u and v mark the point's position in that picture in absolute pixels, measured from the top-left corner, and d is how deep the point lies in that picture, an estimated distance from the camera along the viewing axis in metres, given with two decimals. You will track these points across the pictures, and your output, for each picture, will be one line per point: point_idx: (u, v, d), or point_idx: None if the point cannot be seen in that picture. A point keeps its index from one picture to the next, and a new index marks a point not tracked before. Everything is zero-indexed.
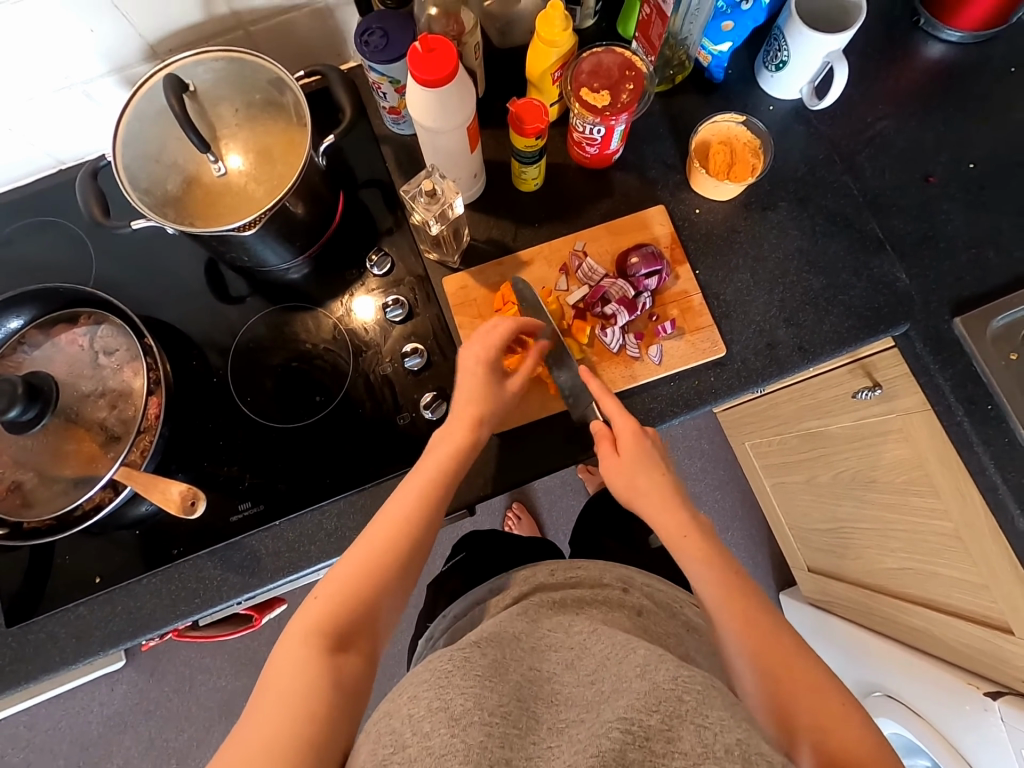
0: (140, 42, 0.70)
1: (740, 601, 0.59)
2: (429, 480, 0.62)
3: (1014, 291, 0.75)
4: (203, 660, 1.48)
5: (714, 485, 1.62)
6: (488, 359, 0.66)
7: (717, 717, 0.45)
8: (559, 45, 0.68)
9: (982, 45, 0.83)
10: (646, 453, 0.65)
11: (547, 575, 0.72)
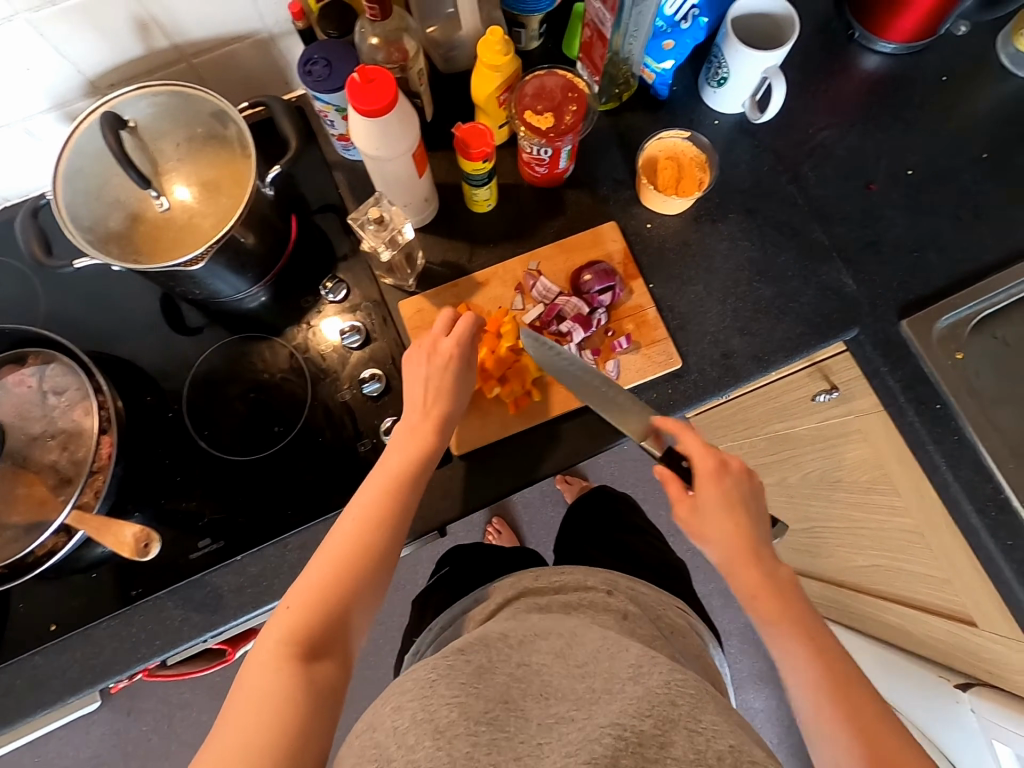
0: (80, 78, 0.69)
1: (812, 658, 0.57)
2: (393, 480, 0.61)
3: (956, 291, 0.78)
4: (181, 697, 1.44)
5: None
6: (457, 352, 0.66)
7: (709, 722, 0.47)
8: (501, 69, 0.69)
9: (914, 56, 0.85)
10: (727, 493, 0.63)
11: (532, 580, 0.73)
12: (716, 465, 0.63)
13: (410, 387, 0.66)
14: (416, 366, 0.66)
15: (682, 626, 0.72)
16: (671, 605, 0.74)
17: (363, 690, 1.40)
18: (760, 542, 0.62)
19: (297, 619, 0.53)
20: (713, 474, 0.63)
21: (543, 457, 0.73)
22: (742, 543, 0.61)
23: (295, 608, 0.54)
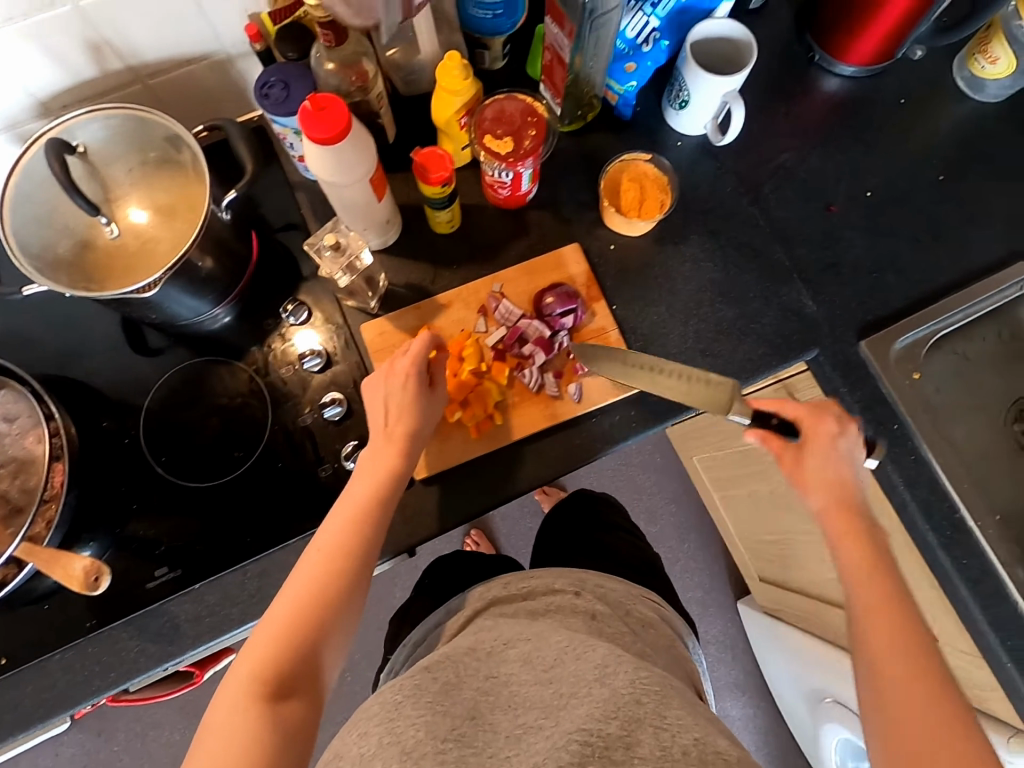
0: (32, 100, 0.68)
1: (887, 616, 0.55)
2: (359, 507, 0.60)
3: (913, 312, 0.79)
4: (152, 716, 1.42)
5: (669, 498, 1.65)
6: (418, 368, 0.65)
7: (674, 717, 0.48)
8: (461, 93, 0.68)
9: (873, 79, 0.87)
10: (834, 454, 0.63)
11: (501, 588, 0.71)
12: (835, 421, 0.64)
13: (376, 414, 0.66)
14: (380, 386, 0.66)
15: (652, 618, 0.70)
16: (638, 597, 0.73)
17: (338, 706, 1.38)
18: (856, 499, 0.62)
19: (265, 656, 0.52)
20: (827, 434, 0.63)
21: (506, 481, 0.73)
22: (835, 498, 0.61)
23: (261, 648, 0.53)
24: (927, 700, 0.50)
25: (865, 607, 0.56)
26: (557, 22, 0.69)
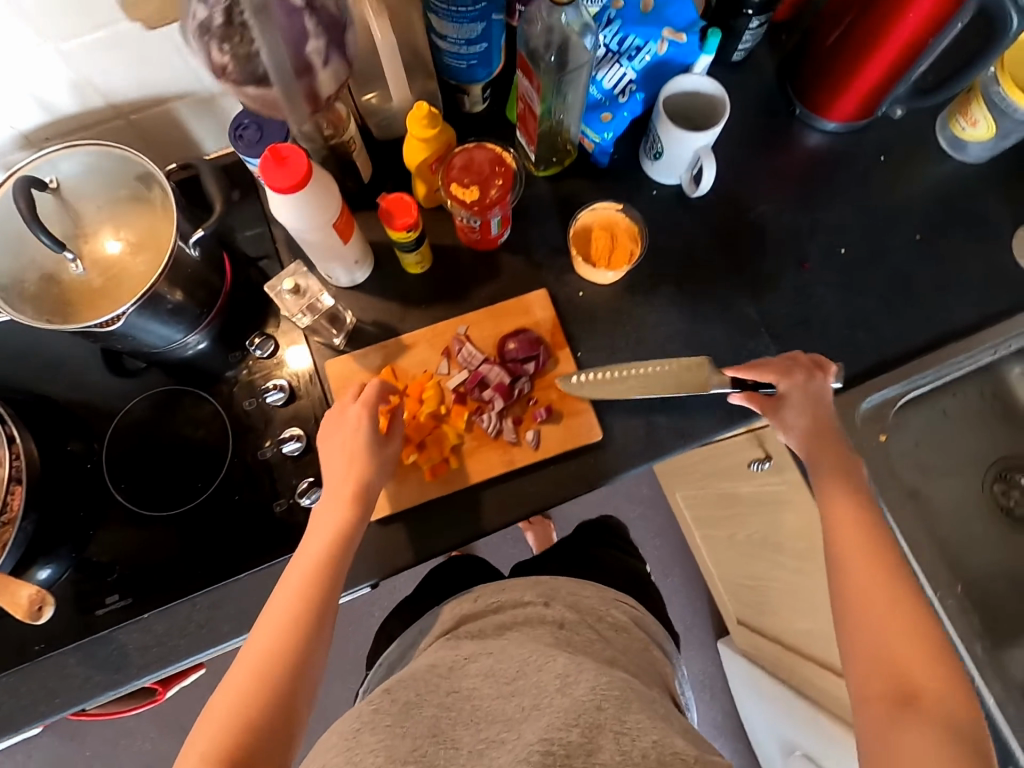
0: (14, 133, 0.70)
1: (871, 548, 0.61)
2: (318, 561, 0.61)
3: (882, 373, 0.78)
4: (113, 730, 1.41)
5: (653, 531, 1.61)
6: (371, 413, 0.66)
7: (634, 720, 0.54)
8: (429, 141, 0.70)
9: (854, 135, 0.86)
10: (816, 390, 0.70)
11: (471, 604, 0.73)
12: (806, 371, 0.71)
13: (331, 461, 0.66)
14: (332, 435, 0.67)
15: (626, 623, 0.72)
16: (614, 602, 0.75)
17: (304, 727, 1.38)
18: (831, 428, 0.69)
19: (229, 723, 0.52)
20: (801, 379, 0.70)
21: (459, 525, 0.73)
22: (817, 428, 0.69)
23: (222, 715, 0.53)
24: (906, 626, 0.57)
25: (846, 533, 0.62)
26: (527, 75, 0.70)
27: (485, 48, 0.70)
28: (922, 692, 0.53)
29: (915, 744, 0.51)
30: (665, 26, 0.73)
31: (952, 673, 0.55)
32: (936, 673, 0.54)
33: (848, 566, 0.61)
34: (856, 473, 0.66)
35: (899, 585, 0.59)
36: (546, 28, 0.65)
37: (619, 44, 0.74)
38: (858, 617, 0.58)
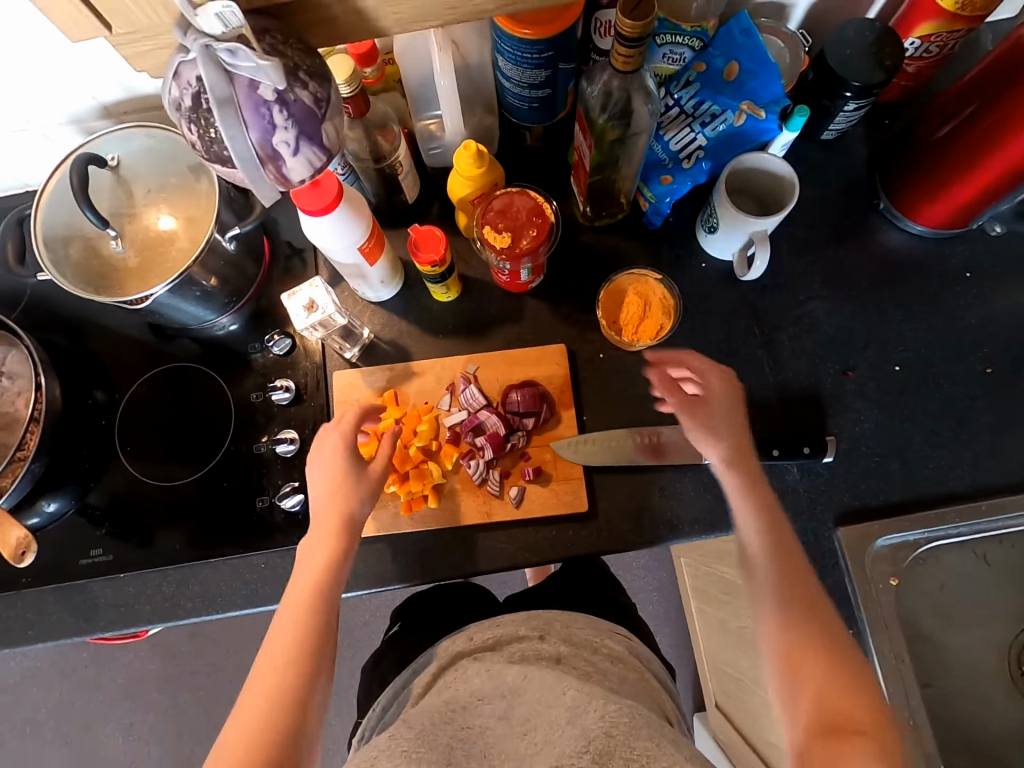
0: (95, 104, 0.74)
1: (789, 570, 0.61)
2: (302, 604, 0.60)
3: (906, 511, 0.71)
4: (97, 647, 1.48)
5: (653, 587, 1.52)
6: (348, 444, 0.67)
7: (642, 748, 0.51)
8: (472, 179, 0.69)
9: (940, 243, 0.78)
10: (733, 394, 0.69)
11: (466, 641, 0.69)
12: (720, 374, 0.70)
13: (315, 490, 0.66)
14: (316, 464, 0.67)
15: (623, 653, 0.69)
16: (608, 632, 0.71)
17: None
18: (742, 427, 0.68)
19: None
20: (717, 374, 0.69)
21: (423, 565, 0.72)
22: (732, 431, 0.67)
23: None
24: (839, 670, 0.56)
25: (768, 563, 0.62)
26: (582, 131, 0.68)
27: (548, 94, 0.69)
28: (858, 735, 0.52)
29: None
30: (745, 98, 0.68)
31: (884, 719, 0.53)
32: (874, 721, 0.53)
33: (780, 594, 0.61)
34: (767, 486, 0.65)
35: (831, 623, 0.59)
36: (605, 90, 0.63)
37: (694, 108, 0.70)
38: (798, 655, 0.57)
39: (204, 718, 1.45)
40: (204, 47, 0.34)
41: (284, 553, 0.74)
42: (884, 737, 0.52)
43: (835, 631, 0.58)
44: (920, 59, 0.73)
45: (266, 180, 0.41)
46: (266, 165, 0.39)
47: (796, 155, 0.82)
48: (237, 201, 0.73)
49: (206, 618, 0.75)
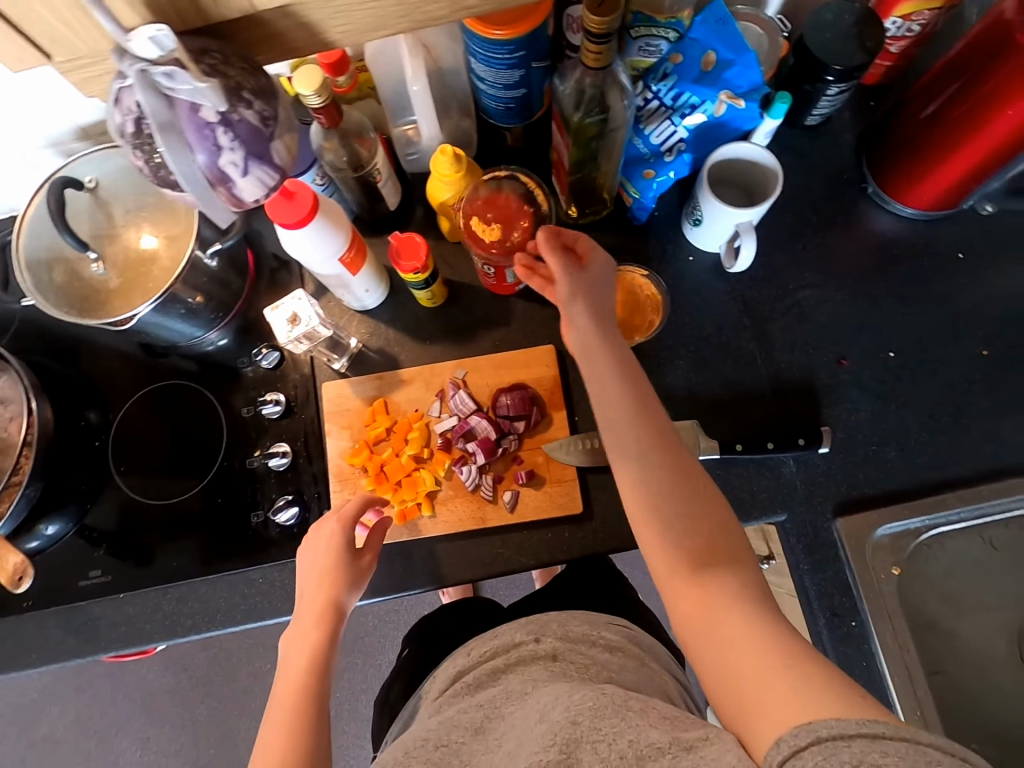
0: (73, 126, 0.73)
1: (645, 414, 0.59)
2: (290, 704, 0.57)
3: (906, 499, 0.70)
4: (110, 663, 1.49)
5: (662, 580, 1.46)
6: (341, 529, 0.64)
7: (609, 726, 0.49)
8: (450, 183, 0.69)
9: (931, 225, 0.77)
10: (601, 270, 0.65)
11: (465, 658, 0.70)
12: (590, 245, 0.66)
13: (303, 577, 0.64)
14: (308, 552, 0.65)
15: (621, 643, 0.68)
16: (605, 624, 0.70)
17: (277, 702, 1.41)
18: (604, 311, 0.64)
19: None
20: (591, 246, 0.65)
21: (420, 573, 0.72)
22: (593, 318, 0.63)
23: None
24: (702, 510, 0.57)
25: (626, 418, 0.59)
26: (560, 129, 0.69)
27: (524, 93, 0.68)
28: (716, 567, 0.54)
29: (727, 617, 0.51)
30: (722, 88, 0.67)
31: (729, 533, 0.56)
32: (727, 549, 0.55)
33: (641, 456, 0.58)
34: (614, 335, 0.63)
35: (683, 457, 0.59)
36: (578, 88, 0.62)
37: (674, 99, 0.68)
38: (659, 496, 0.57)
39: (218, 730, 1.46)
40: (142, 70, 0.33)
41: (281, 567, 0.74)
42: (746, 565, 0.55)
43: (693, 464, 0.59)
44: (902, 38, 0.72)
45: (218, 203, 0.40)
46: (217, 188, 0.39)
47: (781, 143, 0.80)
48: None
49: (206, 635, 0.75)
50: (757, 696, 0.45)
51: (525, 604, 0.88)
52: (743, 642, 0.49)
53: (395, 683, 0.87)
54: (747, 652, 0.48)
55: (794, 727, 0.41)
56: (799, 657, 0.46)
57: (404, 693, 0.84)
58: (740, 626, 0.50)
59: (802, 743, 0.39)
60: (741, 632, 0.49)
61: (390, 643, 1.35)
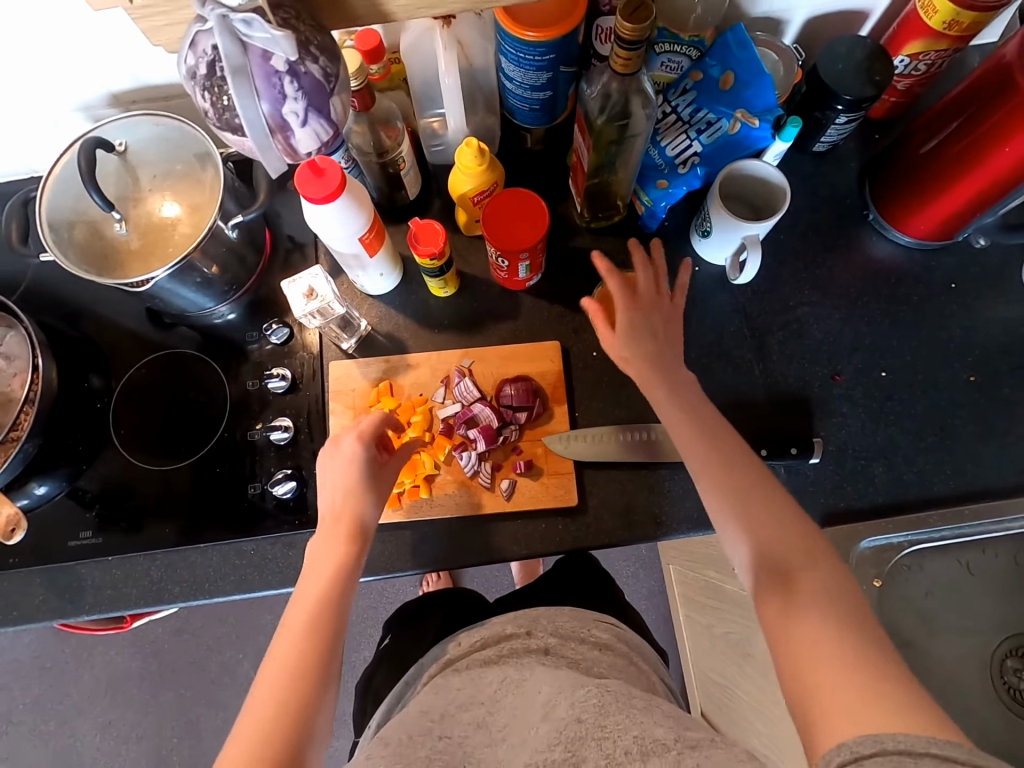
0: (106, 93, 0.75)
1: (707, 427, 0.63)
2: (308, 613, 0.57)
3: (889, 514, 0.73)
4: (80, 642, 1.47)
5: (642, 594, 1.47)
6: (364, 445, 0.65)
7: (613, 723, 0.51)
8: (472, 176, 0.71)
9: (927, 254, 0.81)
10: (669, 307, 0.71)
11: (456, 647, 0.70)
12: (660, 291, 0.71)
13: (326, 490, 0.64)
14: (327, 467, 0.65)
15: (609, 641, 0.69)
16: (594, 621, 0.71)
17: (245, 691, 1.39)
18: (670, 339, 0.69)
19: None
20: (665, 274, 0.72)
21: (413, 553, 0.73)
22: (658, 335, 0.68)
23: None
24: (777, 522, 0.57)
25: (692, 433, 0.63)
26: (581, 132, 0.71)
27: (549, 96, 0.71)
28: (801, 578, 0.53)
29: (807, 630, 0.50)
30: (739, 107, 0.70)
31: (813, 543, 0.56)
32: (805, 550, 0.55)
33: (713, 469, 0.60)
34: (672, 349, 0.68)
35: (752, 464, 0.61)
36: (604, 92, 0.65)
37: (691, 115, 0.72)
38: (737, 513, 0.58)
39: (184, 717, 1.43)
40: (222, 15, 0.37)
41: (273, 540, 0.75)
42: (828, 562, 0.54)
43: (767, 479, 0.60)
44: (909, 76, 0.76)
45: (274, 151, 0.45)
46: (275, 136, 0.44)
47: (788, 166, 0.84)
48: (241, 191, 0.75)
49: (193, 603, 0.75)
50: (823, 698, 0.46)
51: (510, 598, 0.89)
52: (818, 651, 0.48)
53: (378, 665, 0.88)
54: (825, 659, 0.48)
55: (858, 738, 0.42)
56: (885, 694, 0.44)
57: (387, 676, 0.84)
58: (822, 644, 0.49)
59: (865, 751, 0.40)
60: (817, 636, 0.49)
61: (367, 638, 1.34)
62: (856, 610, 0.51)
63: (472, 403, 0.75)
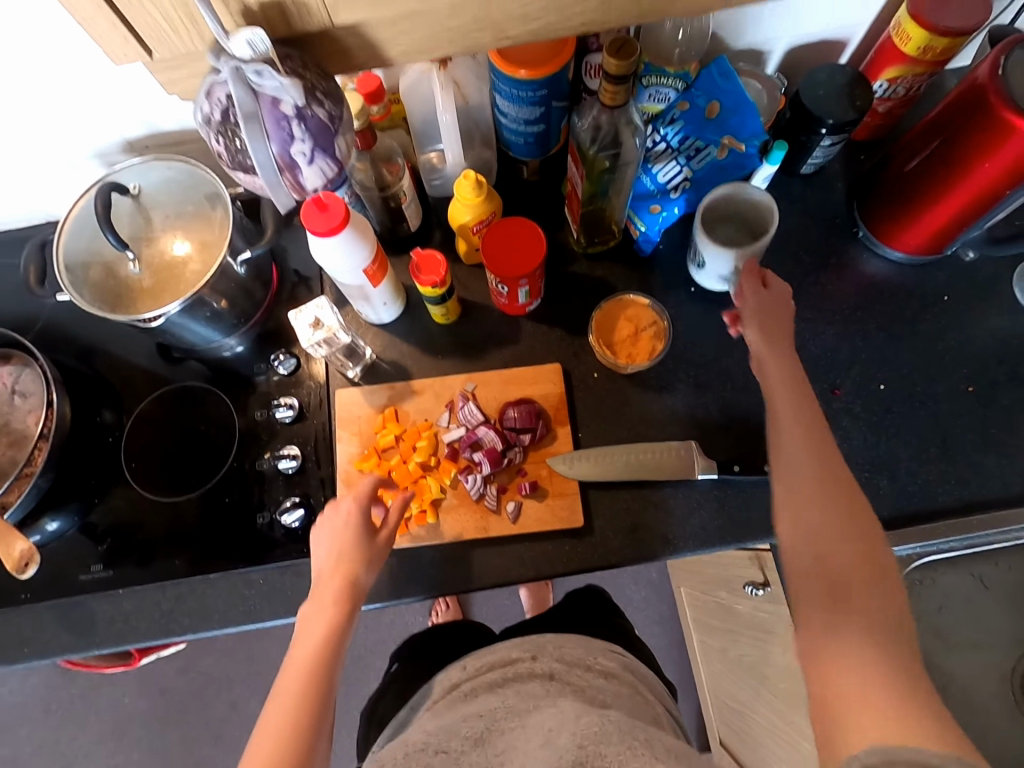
0: (120, 140, 0.79)
1: (806, 398, 0.64)
2: (302, 677, 0.57)
3: (896, 526, 0.72)
4: (86, 682, 1.45)
5: (653, 619, 1.45)
6: (359, 510, 0.65)
7: (614, 754, 0.51)
8: (471, 207, 0.74)
9: (917, 269, 0.82)
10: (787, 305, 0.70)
11: (460, 671, 0.70)
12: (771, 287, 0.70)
13: (320, 556, 0.65)
14: (322, 531, 0.66)
15: (616, 670, 0.69)
16: (602, 650, 0.71)
17: None
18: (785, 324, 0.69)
19: None
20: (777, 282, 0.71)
21: (421, 578, 0.73)
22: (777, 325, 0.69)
23: None
24: (853, 528, 0.56)
25: (792, 395, 0.64)
26: (575, 162, 0.73)
27: (543, 129, 0.74)
28: (850, 567, 0.54)
29: (853, 628, 0.51)
30: (726, 133, 0.73)
31: (875, 537, 0.56)
32: (869, 542, 0.56)
33: (797, 467, 0.60)
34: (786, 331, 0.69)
35: (831, 442, 0.61)
36: (595, 124, 0.68)
37: (679, 143, 0.74)
38: (808, 488, 0.59)
39: (190, 759, 1.41)
40: (235, 66, 0.42)
41: (282, 568, 0.75)
42: (884, 562, 0.55)
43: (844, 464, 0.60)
44: (889, 99, 0.79)
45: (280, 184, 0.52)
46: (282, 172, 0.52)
47: (777, 188, 0.87)
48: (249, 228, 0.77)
49: (202, 635, 0.75)
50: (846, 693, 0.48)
51: (518, 628, 0.89)
52: (853, 650, 0.49)
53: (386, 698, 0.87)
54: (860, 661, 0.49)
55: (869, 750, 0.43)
56: (909, 708, 0.45)
57: (395, 708, 0.83)
58: (855, 653, 0.49)
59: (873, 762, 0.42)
60: (863, 639, 0.50)
61: (376, 671, 1.32)
62: (893, 610, 0.52)
63: (476, 427, 0.76)
